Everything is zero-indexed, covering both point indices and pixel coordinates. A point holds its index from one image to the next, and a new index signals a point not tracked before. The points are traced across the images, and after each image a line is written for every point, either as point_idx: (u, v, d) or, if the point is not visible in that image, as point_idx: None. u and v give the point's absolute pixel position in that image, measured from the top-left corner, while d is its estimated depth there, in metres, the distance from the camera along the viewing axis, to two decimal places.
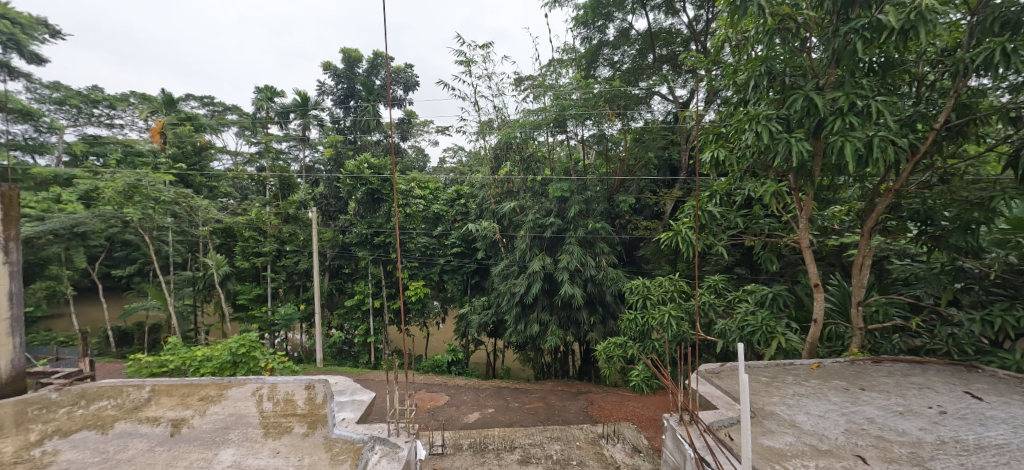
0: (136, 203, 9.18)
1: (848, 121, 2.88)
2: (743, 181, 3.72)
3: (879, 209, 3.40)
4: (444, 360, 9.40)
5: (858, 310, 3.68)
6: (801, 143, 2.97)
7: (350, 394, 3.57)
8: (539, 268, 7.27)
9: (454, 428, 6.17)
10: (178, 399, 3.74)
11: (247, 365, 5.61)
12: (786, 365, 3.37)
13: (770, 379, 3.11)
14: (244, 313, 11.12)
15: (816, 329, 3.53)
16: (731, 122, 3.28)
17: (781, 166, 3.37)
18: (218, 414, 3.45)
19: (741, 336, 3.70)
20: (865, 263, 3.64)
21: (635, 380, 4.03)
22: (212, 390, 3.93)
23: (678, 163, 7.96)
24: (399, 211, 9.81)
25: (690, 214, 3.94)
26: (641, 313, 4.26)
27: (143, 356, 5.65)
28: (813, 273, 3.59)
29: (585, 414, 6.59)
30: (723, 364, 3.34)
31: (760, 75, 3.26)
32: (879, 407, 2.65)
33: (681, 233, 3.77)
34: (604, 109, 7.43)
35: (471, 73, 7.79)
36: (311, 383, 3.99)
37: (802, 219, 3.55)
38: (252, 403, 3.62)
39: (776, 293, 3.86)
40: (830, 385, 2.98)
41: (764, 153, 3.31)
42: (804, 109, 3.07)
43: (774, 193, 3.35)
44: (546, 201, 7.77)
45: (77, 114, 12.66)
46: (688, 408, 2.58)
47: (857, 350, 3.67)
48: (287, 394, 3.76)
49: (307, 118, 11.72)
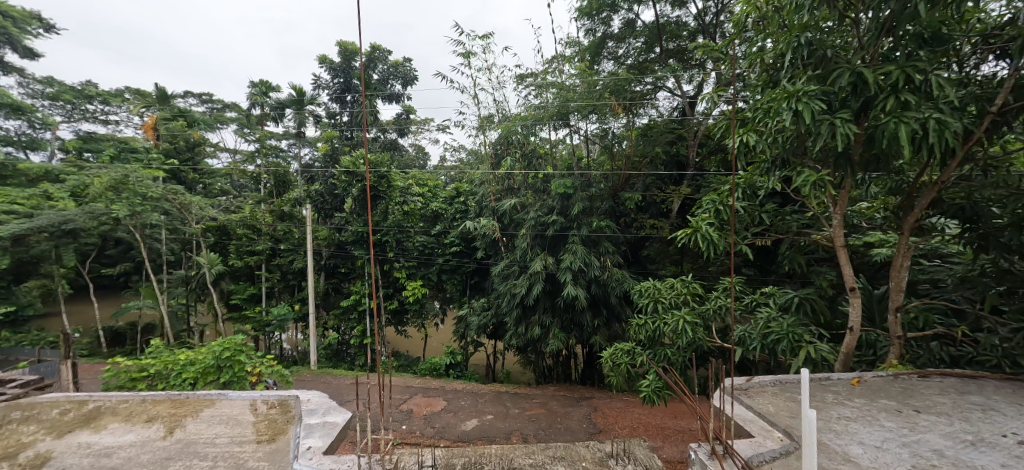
0: (123, 199, 8.86)
1: (902, 99, 2.68)
2: (773, 171, 3.42)
3: (922, 206, 3.10)
4: (441, 363, 9.09)
5: (897, 317, 3.37)
6: (847, 125, 2.74)
7: (322, 415, 3.27)
8: (541, 268, 6.91)
9: (450, 437, 5.84)
10: (123, 418, 3.52)
11: (233, 370, 5.28)
12: (823, 380, 3.10)
13: (807, 399, 2.82)
14: (237, 313, 10.83)
15: (851, 337, 3.30)
16: (767, 100, 3.02)
17: (821, 154, 3.14)
18: (167, 439, 3.17)
19: (766, 346, 3.38)
20: (903, 264, 3.32)
21: (645, 392, 3.75)
22: (166, 408, 3.68)
23: (686, 160, 7.71)
24: (398, 209, 9.60)
25: (711, 208, 3.58)
26: (651, 317, 3.92)
27: (122, 360, 5.36)
28: (848, 276, 3.31)
29: (590, 422, 6.27)
30: (751, 378, 3.10)
31: (799, 47, 3.05)
32: (943, 435, 2.36)
33: (700, 231, 3.49)
34: (609, 104, 7.13)
35: (470, 66, 7.51)
36: (283, 399, 3.72)
37: (837, 215, 3.28)
38: (205, 425, 3.36)
39: (802, 298, 3.55)
40: (880, 407, 2.69)
41: (801, 137, 3.09)
42: (851, 87, 2.87)
43: (815, 182, 3.03)
44: (548, 198, 7.47)
45: (71, 110, 12.41)
46: (721, 437, 2.25)
47: (897, 361, 3.40)
48: (258, 412, 3.50)
49: (302, 113, 11.37)
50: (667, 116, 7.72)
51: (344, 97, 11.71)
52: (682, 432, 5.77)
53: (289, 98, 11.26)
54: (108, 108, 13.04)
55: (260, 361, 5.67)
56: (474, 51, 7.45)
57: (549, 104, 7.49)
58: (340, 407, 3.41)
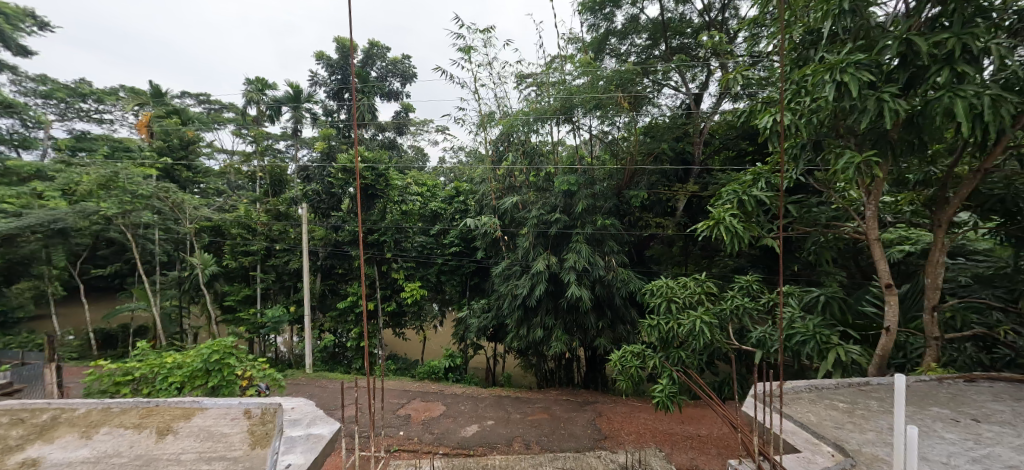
0: (113, 197, 8.60)
1: (958, 71, 2.78)
2: (804, 152, 3.50)
3: (963, 196, 3.17)
4: (440, 366, 8.83)
5: (933, 317, 3.41)
6: (894, 101, 2.85)
7: (306, 427, 3.05)
8: (543, 268, 6.65)
9: (449, 444, 5.60)
10: (79, 429, 3.33)
11: (222, 374, 5.04)
12: (862, 385, 2.97)
13: (850, 407, 2.68)
14: (231, 315, 10.58)
15: (888, 338, 3.20)
16: (808, 74, 3.15)
17: (863, 133, 3.24)
18: (122, 457, 2.92)
19: (791, 350, 3.18)
20: (939, 260, 3.35)
21: (659, 397, 3.52)
22: (130, 419, 3.47)
23: (692, 157, 7.56)
24: (396, 208, 9.41)
25: (733, 200, 3.47)
26: (664, 318, 3.68)
27: (104, 363, 5.10)
28: (885, 273, 3.28)
29: (593, 428, 6.02)
30: (783, 385, 2.96)
31: (842, 15, 3.12)
32: (1014, 448, 2.27)
33: (723, 223, 3.35)
34: (615, 102, 6.99)
35: (470, 61, 7.32)
36: (258, 409, 3.54)
37: (870, 206, 3.31)
38: (170, 439, 3.13)
39: (829, 297, 3.38)
40: (935, 416, 2.60)
41: (842, 115, 3.20)
42: (900, 58, 2.99)
43: (858, 164, 3.01)
44: (551, 196, 7.25)
45: (65, 109, 12.17)
46: (767, 455, 2.06)
47: (935, 364, 3.39)
48: (236, 424, 3.29)
49: (299, 111, 11.15)
50: (672, 114, 7.57)
51: (341, 95, 11.51)
52: (691, 438, 5.59)
53: (286, 96, 11.02)
54: (102, 107, 12.78)
55: (251, 364, 5.43)
56: (475, 45, 7.24)
57: (551, 101, 7.29)
58: (325, 418, 3.19)
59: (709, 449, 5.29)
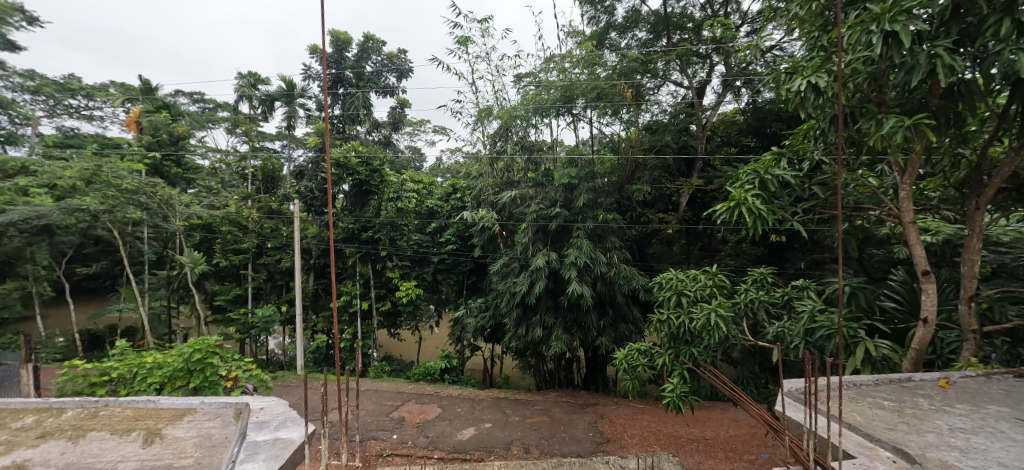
0: (97, 191, 8.31)
1: (1017, 21, 2.62)
2: (836, 126, 3.28)
3: (1008, 170, 3.04)
4: (436, 367, 8.60)
5: (970, 307, 3.27)
6: (947, 56, 2.72)
7: (273, 431, 2.83)
8: (543, 264, 6.40)
9: (444, 448, 5.34)
10: (7, 433, 3.05)
11: (203, 375, 4.79)
12: (905, 382, 2.82)
13: (897, 406, 2.52)
14: (221, 315, 10.30)
15: (926, 330, 3.05)
16: (847, 31, 2.98)
17: (902, 97, 3.19)
18: (50, 466, 2.63)
19: (816, 346, 2.96)
20: (976, 247, 3.21)
21: (670, 397, 3.30)
22: (74, 420, 3.24)
23: (696, 152, 7.39)
24: (392, 206, 9.18)
25: (756, 179, 3.30)
26: (674, 312, 3.46)
27: (76, 363, 4.80)
28: (921, 259, 3.12)
29: (595, 431, 5.78)
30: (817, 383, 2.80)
31: None
32: None
33: (745, 203, 3.15)
34: (615, 96, 6.84)
35: (467, 53, 7.10)
36: (228, 408, 3.35)
37: (905, 186, 3.14)
38: (110, 445, 2.88)
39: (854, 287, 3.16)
40: (994, 415, 2.39)
41: (885, 76, 3.07)
42: (951, 10, 2.82)
43: (905, 128, 2.83)
44: (551, 190, 7.00)
45: (54, 106, 11.69)
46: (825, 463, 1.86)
47: (976, 358, 3.19)
48: (196, 428, 3.03)
49: (293, 107, 10.87)
50: (672, 109, 7.38)
51: (334, 89, 10.78)
52: (696, 441, 5.38)
53: (279, 91, 10.73)
54: (92, 103, 12.47)
55: (235, 364, 5.15)
56: (472, 36, 7.03)
57: (549, 94, 7.08)
58: (296, 420, 3.00)
59: (716, 453, 5.07)
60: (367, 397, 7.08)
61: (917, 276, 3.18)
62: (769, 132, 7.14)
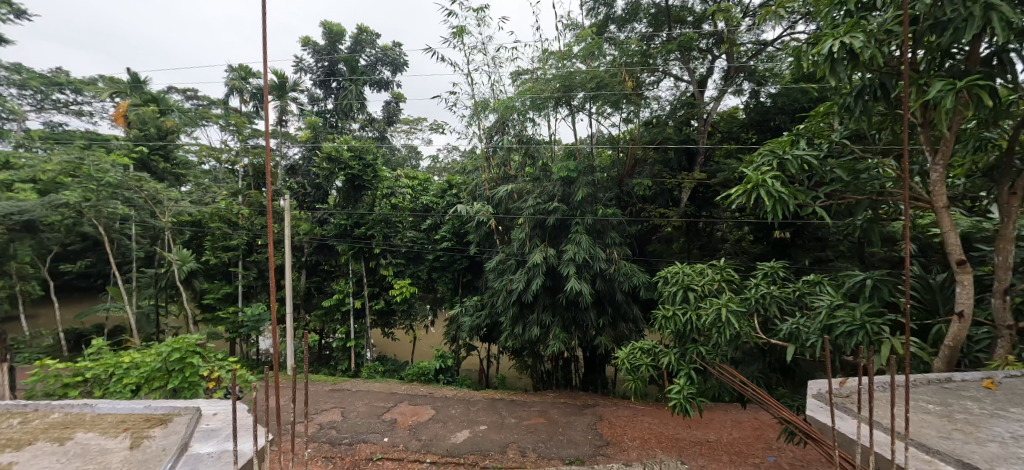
0: (78, 183, 7.92)
1: None
2: (863, 100, 3.03)
3: None
4: (431, 367, 8.38)
5: (1004, 301, 3.09)
6: (1001, 11, 2.53)
7: (219, 442, 2.71)
8: (541, 260, 6.19)
9: (437, 452, 5.11)
10: None
11: (184, 375, 4.56)
12: (945, 383, 2.67)
13: (944, 410, 2.35)
14: (210, 314, 10.04)
15: (961, 326, 2.94)
16: None
17: (937, 65, 3.00)
18: None
19: (837, 344, 2.76)
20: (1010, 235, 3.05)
21: (677, 399, 3.09)
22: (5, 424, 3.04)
23: (697, 146, 7.18)
24: (386, 202, 8.94)
25: (774, 160, 3.12)
26: (679, 308, 3.24)
27: (49, 362, 4.55)
28: (955, 247, 2.96)
29: (594, 434, 5.56)
30: (848, 383, 2.66)
31: None
32: None
33: (764, 186, 2.93)
34: (615, 88, 6.60)
35: (462, 43, 6.89)
36: (174, 412, 3.19)
37: (939, 167, 2.97)
38: (31, 456, 2.61)
39: (877, 280, 2.97)
40: None
41: (924, 37, 2.86)
42: None
43: (955, 92, 2.61)
44: (548, 184, 6.79)
45: (41, 100, 11.07)
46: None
47: (1010, 356, 3.00)
48: (144, 439, 2.78)
49: (284, 100, 10.61)
50: (672, 104, 7.20)
51: (328, 83, 10.60)
52: (699, 444, 5.19)
53: (270, 84, 10.47)
54: (82, 98, 11.89)
55: (218, 364, 4.92)
56: (467, 26, 6.82)
57: (547, 85, 6.85)
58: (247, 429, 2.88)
59: (720, 456, 4.87)
60: (359, 398, 6.86)
61: (950, 267, 3.01)
62: (773, 126, 6.95)
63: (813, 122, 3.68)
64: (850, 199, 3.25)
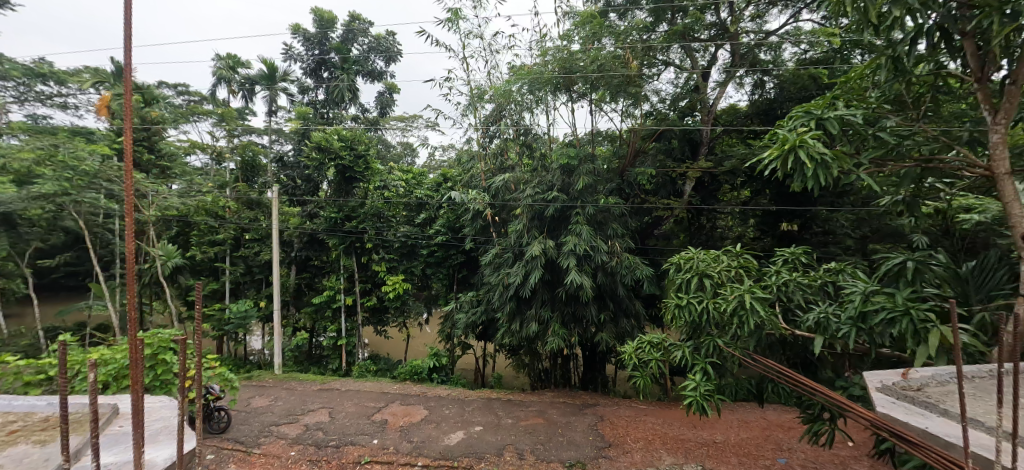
0: (54, 173, 7.57)
1: None
2: (917, 49, 2.65)
3: None
4: (424, 366, 8.08)
5: None
6: None
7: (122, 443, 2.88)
8: (539, 252, 5.92)
9: (429, 455, 4.81)
10: None
11: (155, 374, 4.25)
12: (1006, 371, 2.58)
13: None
14: (196, 311, 9.65)
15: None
16: None
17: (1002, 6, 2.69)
18: None
19: (870, 333, 2.52)
20: None
21: (692, 396, 2.82)
22: None
23: (701, 136, 6.92)
24: (379, 195, 8.63)
25: (811, 122, 2.82)
26: (694, 296, 2.99)
27: (10, 359, 4.23)
28: (1017, 215, 2.61)
29: (595, 435, 5.28)
30: (913, 376, 2.55)
31: None
32: None
33: (803, 149, 2.63)
34: (617, 71, 6.25)
35: (458, 26, 6.57)
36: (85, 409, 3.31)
37: (1000, 129, 2.59)
38: None
39: (919, 262, 2.75)
40: None
41: None
42: None
43: None
44: (547, 175, 6.50)
45: (24, 92, 10.25)
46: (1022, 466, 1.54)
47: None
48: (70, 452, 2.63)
49: (274, 90, 10.26)
50: (676, 92, 6.92)
51: (318, 72, 10.28)
52: (706, 445, 4.92)
53: (259, 74, 10.12)
54: (66, 91, 11.05)
55: (194, 361, 4.59)
56: (462, 8, 6.51)
57: (545, 70, 6.50)
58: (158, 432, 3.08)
59: (728, 458, 4.60)
60: (348, 398, 6.55)
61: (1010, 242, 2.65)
62: (779, 115, 6.68)
63: (848, 83, 3.30)
64: (895, 167, 2.91)
